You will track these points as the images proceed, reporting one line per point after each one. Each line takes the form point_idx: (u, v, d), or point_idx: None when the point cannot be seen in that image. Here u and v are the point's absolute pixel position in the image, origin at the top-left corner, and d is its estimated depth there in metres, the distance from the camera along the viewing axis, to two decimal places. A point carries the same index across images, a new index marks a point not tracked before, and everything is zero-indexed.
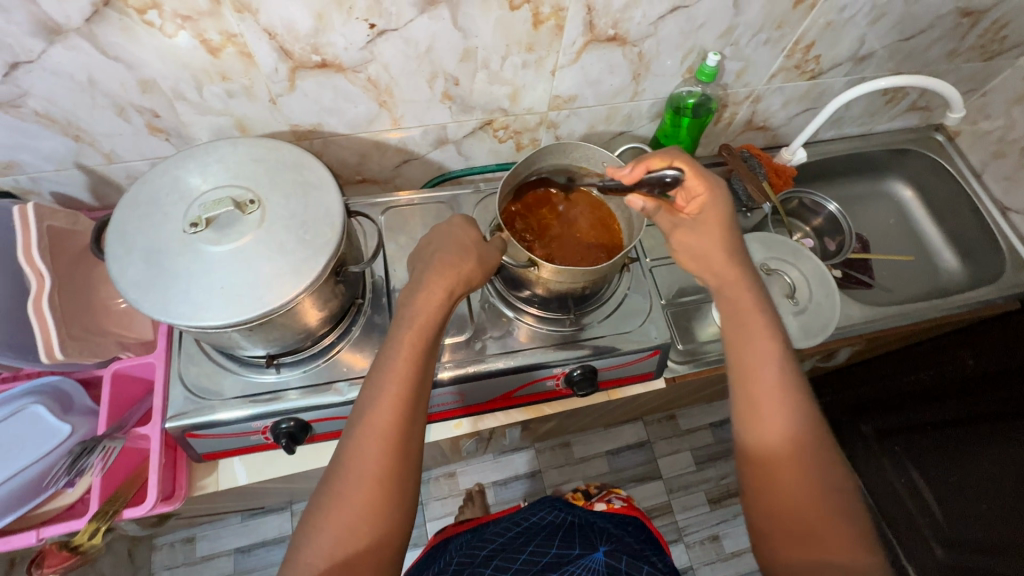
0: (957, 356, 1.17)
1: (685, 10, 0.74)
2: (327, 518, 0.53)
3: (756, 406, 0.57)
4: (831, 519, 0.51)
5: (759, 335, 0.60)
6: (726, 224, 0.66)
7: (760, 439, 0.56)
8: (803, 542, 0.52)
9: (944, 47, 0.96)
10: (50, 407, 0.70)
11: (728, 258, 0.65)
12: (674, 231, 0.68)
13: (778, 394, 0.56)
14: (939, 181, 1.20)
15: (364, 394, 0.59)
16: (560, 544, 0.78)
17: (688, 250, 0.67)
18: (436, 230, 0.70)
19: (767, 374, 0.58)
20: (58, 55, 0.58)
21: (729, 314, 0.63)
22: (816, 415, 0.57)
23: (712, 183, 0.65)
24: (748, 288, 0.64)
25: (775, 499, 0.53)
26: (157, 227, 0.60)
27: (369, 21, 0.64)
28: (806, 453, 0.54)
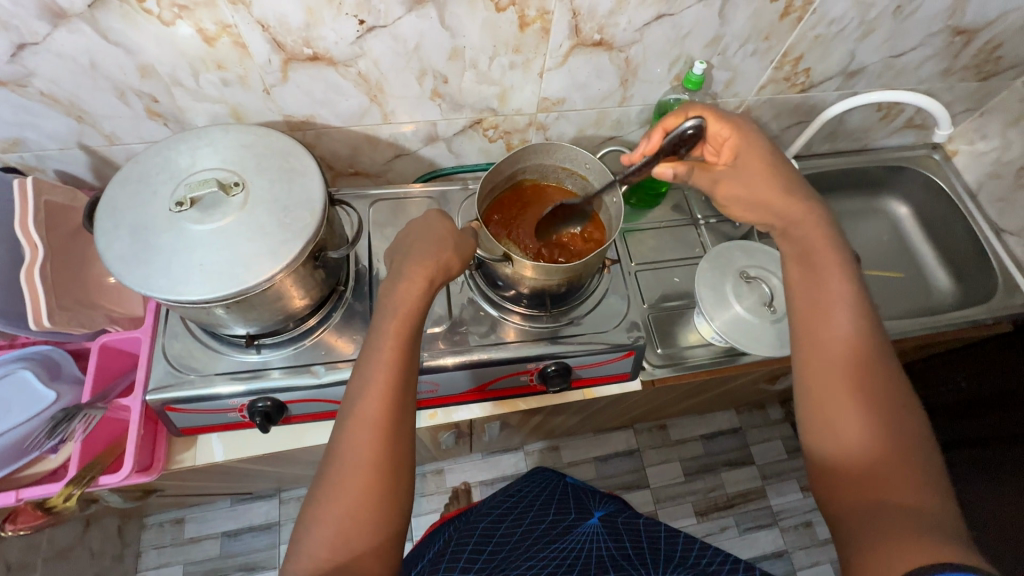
0: (950, 378, 1.16)
1: (670, 18, 0.76)
2: (326, 508, 0.55)
3: (820, 349, 0.58)
4: (897, 458, 0.50)
5: (832, 279, 0.61)
6: (773, 165, 0.66)
7: (823, 376, 0.56)
8: (859, 480, 0.50)
9: (937, 65, 0.96)
10: (38, 373, 0.74)
11: (793, 196, 0.65)
12: (716, 186, 0.69)
13: (840, 335, 0.57)
14: (935, 200, 1.20)
15: (349, 385, 0.61)
16: (557, 510, 0.84)
17: (740, 199, 0.69)
18: (410, 225, 0.71)
19: (838, 318, 0.58)
20: (62, 38, 0.62)
21: (800, 257, 0.64)
22: (879, 354, 0.56)
23: (737, 124, 0.67)
24: (820, 230, 0.64)
25: (837, 435, 0.53)
26: (145, 204, 0.63)
27: (358, 17, 0.66)
28: (866, 387, 0.54)
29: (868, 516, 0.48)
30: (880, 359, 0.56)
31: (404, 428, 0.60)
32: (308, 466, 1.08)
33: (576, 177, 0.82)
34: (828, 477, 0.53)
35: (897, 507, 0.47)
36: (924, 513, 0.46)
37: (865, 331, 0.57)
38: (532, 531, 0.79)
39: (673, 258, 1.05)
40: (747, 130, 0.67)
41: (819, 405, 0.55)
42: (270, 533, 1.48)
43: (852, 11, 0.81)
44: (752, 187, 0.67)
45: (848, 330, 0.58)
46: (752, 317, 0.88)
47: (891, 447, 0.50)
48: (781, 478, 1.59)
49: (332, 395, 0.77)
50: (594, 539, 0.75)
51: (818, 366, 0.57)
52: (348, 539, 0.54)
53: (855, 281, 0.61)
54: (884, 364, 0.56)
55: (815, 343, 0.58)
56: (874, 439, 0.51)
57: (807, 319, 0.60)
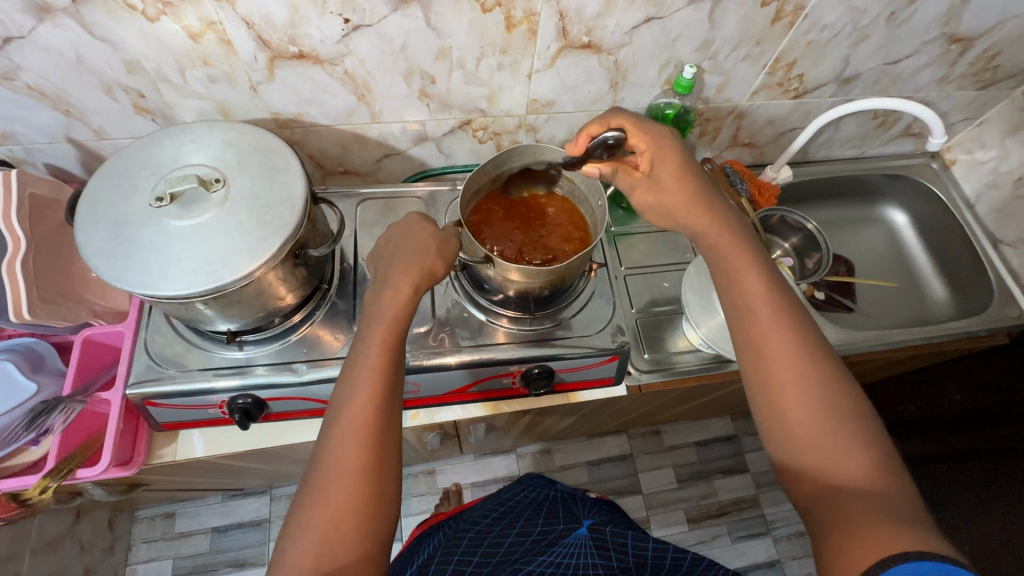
0: (944, 390, 1.12)
1: (658, 21, 0.75)
2: (312, 517, 0.54)
3: (758, 345, 0.57)
4: (851, 446, 0.50)
5: (746, 276, 0.60)
6: (685, 171, 0.65)
7: (767, 374, 0.55)
8: (819, 472, 0.50)
9: (934, 73, 0.95)
10: (19, 365, 0.74)
11: (702, 201, 0.65)
12: (633, 193, 0.68)
13: (780, 330, 0.56)
14: (932, 209, 1.18)
15: (335, 394, 0.60)
16: (545, 522, 0.78)
17: (653, 208, 0.68)
18: (393, 229, 0.71)
19: (763, 311, 0.58)
20: (47, 33, 0.62)
21: (714, 260, 0.64)
22: (817, 344, 0.56)
23: (654, 135, 0.65)
24: (727, 233, 0.64)
25: (790, 432, 0.53)
26: (126, 199, 0.63)
27: (343, 16, 0.66)
28: (814, 378, 0.54)
29: (832, 509, 0.48)
30: (812, 346, 0.56)
31: (390, 433, 0.59)
32: (295, 463, 1.08)
33: (563, 180, 0.82)
34: (791, 476, 0.53)
35: (857, 496, 0.47)
36: (887, 499, 0.46)
37: (794, 319, 0.58)
38: (517, 544, 0.72)
39: (663, 262, 1.04)
40: (667, 142, 0.65)
41: (769, 404, 0.55)
42: (261, 530, 1.48)
43: (845, 17, 0.80)
44: (666, 197, 0.66)
45: (777, 320, 0.57)
46: None
47: (843, 435, 0.50)
48: (775, 487, 1.57)
49: (313, 393, 0.77)
50: (578, 551, 0.68)
51: (760, 363, 0.56)
52: (332, 546, 0.53)
53: (769, 275, 0.61)
54: (818, 350, 0.56)
55: (752, 341, 0.57)
56: (825, 430, 0.51)
57: (742, 321, 0.59)
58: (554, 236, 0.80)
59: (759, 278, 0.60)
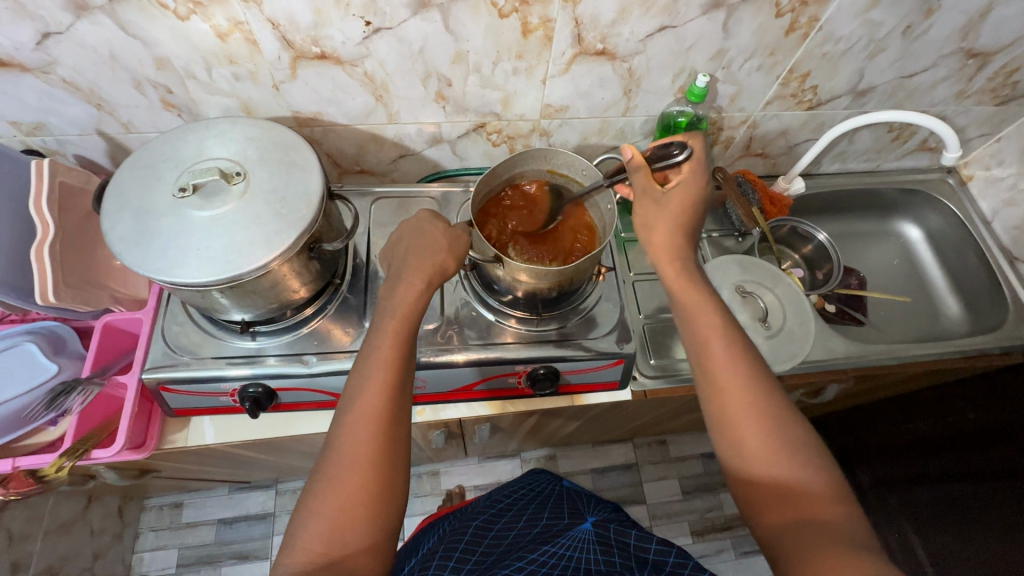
0: (957, 409, 1.10)
1: (672, 30, 0.76)
2: (324, 503, 0.55)
3: (717, 382, 0.58)
4: (801, 480, 0.52)
5: (700, 311, 0.62)
6: (690, 205, 0.66)
7: (723, 410, 0.56)
8: (784, 500, 0.51)
9: (951, 87, 0.95)
10: (42, 347, 0.77)
11: (674, 236, 0.65)
12: (638, 197, 0.67)
13: (733, 367, 0.58)
14: (948, 225, 1.17)
15: (348, 385, 0.62)
16: (550, 515, 0.78)
17: (641, 218, 0.67)
18: (407, 225, 0.72)
19: (721, 347, 0.59)
20: (84, 29, 0.65)
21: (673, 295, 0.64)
22: (767, 377, 0.58)
23: (695, 169, 0.66)
24: (687, 266, 0.65)
25: (747, 462, 0.54)
26: (151, 190, 0.66)
27: (365, 19, 0.68)
28: (766, 410, 0.55)
29: (790, 536, 0.49)
30: (762, 379, 0.57)
31: (401, 426, 0.61)
32: (302, 457, 1.10)
33: (573, 182, 0.83)
34: (747, 504, 0.54)
35: (818, 526, 0.49)
36: (843, 528, 0.48)
37: (748, 353, 0.59)
38: (522, 535, 0.73)
39: None
40: (698, 178, 0.66)
41: (729, 437, 0.56)
42: (265, 523, 1.49)
43: (861, 29, 0.81)
44: (661, 219, 0.65)
45: (732, 355, 0.59)
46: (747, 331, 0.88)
47: (799, 467, 0.52)
48: None
49: (322, 385, 0.79)
50: (582, 544, 0.68)
51: (713, 398, 0.58)
52: (341, 533, 0.54)
53: (724, 311, 0.62)
54: (771, 385, 0.57)
55: (708, 375, 0.59)
56: (777, 461, 0.53)
57: (698, 354, 0.60)
58: (568, 237, 0.81)
59: (715, 315, 0.61)
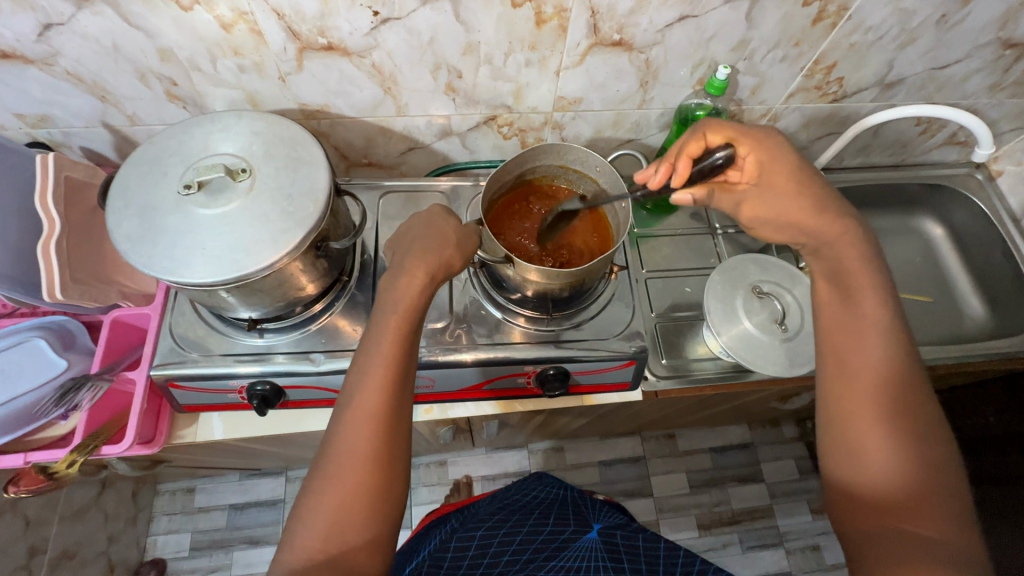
0: (978, 413, 1.10)
1: (693, 20, 0.73)
2: (322, 501, 0.55)
3: (853, 373, 0.58)
4: (908, 483, 0.51)
5: (864, 302, 0.60)
6: (798, 175, 0.64)
7: (846, 401, 0.57)
8: (878, 502, 0.52)
9: (984, 79, 0.91)
10: (51, 342, 0.76)
11: (828, 213, 0.64)
12: (740, 207, 0.69)
13: (876, 362, 0.57)
14: (974, 222, 1.13)
15: (347, 380, 0.61)
16: (556, 521, 0.77)
17: (764, 218, 0.67)
18: (415, 218, 0.71)
19: (871, 342, 0.58)
20: (86, 20, 0.63)
21: (833, 278, 0.63)
22: (909, 378, 0.56)
23: (756, 141, 0.65)
24: (853, 247, 0.63)
25: (856, 456, 0.54)
26: (156, 186, 0.65)
27: (373, 8, 0.66)
28: (893, 411, 0.54)
29: (883, 543, 0.49)
30: (905, 382, 0.56)
31: (400, 422, 0.60)
32: (310, 449, 1.10)
33: (587, 179, 0.81)
34: (839, 498, 0.55)
35: (912, 538, 0.48)
36: (941, 547, 0.47)
37: (904, 354, 0.57)
38: (526, 543, 0.72)
39: (686, 267, 1.01)
40: (767, 143, 0.65)
41: (840, 428, 0.56)
42: (275, 510, 1.52)
43: (892, 18, 0.77)
44: (778, 205, 0.65)
45: (879, 351, 0.57)
46: (761, 335, 0.84)
47: (910, 473, 0.51)
48: (791, 499, 1.55)
49: (330, 383, 0.78)
50: (588, 557, 0.67)
51: (842, 384, 0.58)
52: (340, 532, 0.54)
53: (891, 306, 0.60)
54: (909, 389, 0.55)
55: (844, 360, 0.59)
56: (889, 461, 0.52)
57: (839, 343, 0.60)
58: (579, 234, 0.80)
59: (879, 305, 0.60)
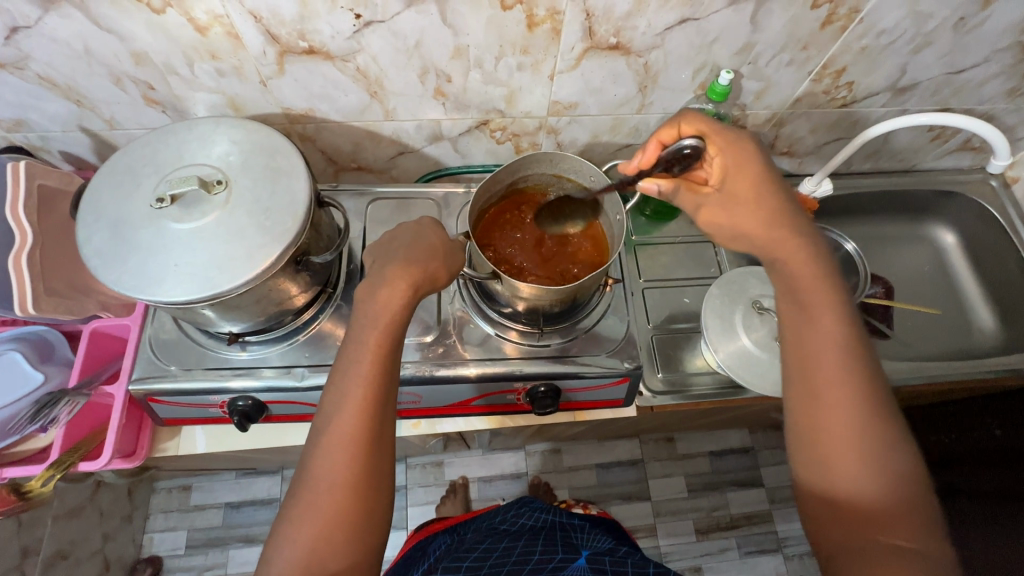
0: (981, 424, 1.05)
1: (693, 22, 0.69)
2: (300, 530, 0.53)
3: (818, 393, 0.53)
4: (888, 504, 0.49)
5: (822, 316, 0.55)
6: (761, 185, 0.59)
7: (816, 423, 0.52)
8: (858, 526, 0.49)
9: (1003, 83, 0.86)
10: (28, 355, 0.75)
11: (783, 226, 0.58)
12: (700, 210, 0.62)
13: (843, 381, 0.52)
14: (986, 230, 1.09)
15: (324, 400, 0.58)
16: (545, 547, 0.76)
17: (723, 226, 0.61)
18: (402, 227, 0.68)
19: (832, 358, 0.53)
20: (54, 22, 0.60)
21: (789, 291, 0.57)
22: (877, 394, 0.52)
23: (729, 138, 0.60)
24: (808, 262, 0.57)
25: (832, 479, 0.51)
26: (129, 198, 0.62)
27: (354, 11, 0.63)
28: (866, 430, 0.51)
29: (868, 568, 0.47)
30: (874, 398, 0.52)
31: (384, 442, 0.58)
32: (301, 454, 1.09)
33: (582, 189, 0.77)
34: (817, 523, 0.52)
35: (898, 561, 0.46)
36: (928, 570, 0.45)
37: (867, 368, 0.53)
38: (517, 569, 0.70)
39: (685, 277, 0.98)
40: (735, 144, 0.60)
41: (813, 452, 0.52)
42: (271, 508, 1.51)
43: (907, 21, 0.72)
44: (738, 215, 0.59)
45: (846, 368, 0.53)
46: (760, 352, 0.81)
47: (885, 491, 0.49)
48: (790, 504, 1.52)
49: (314, 399, 0.76)
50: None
51: (810, 408, 0.53)
52: (319, 559, 0.52)
53: (849, 318, 0.55)
54: (880, 405, 0.52)
55: (811, 382, 0.54)
56: (865, 482, 0.50)
57: (801, 360, 0.55)
58: (575, 244, 0.76)
59: (836, 320, 0.55)
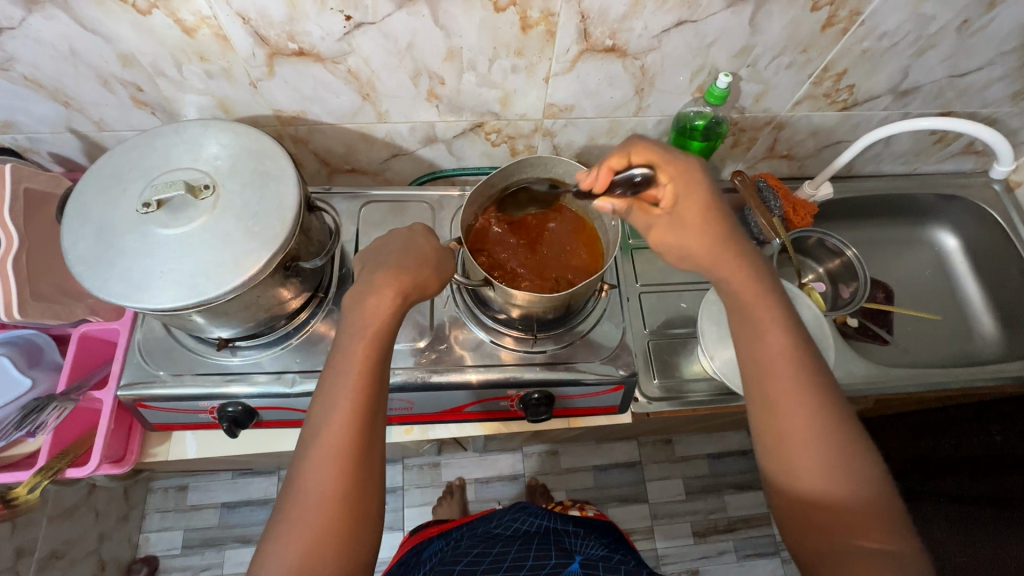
0: (984, 430, 1.02)
1: (691, 25, 0.68)
2: (289, 547, 0.51)
3: (772, 403, 0.53)
4: (862, 509, 0.47)
5: (768, 328, 0.56)
6: (706, 204, 0.60)
7: (775, 432, 0.52)
8: (833, 533, 0.48)
9: (1007, 87, 0.85)
10: (16, 360, 0.74)
11: (725, 244, 0.60)
12: (649, 232, 0.63)
13: (796, 390, 0.52)
14: (988, 234, 1.07)
15: (312, 413, 0.57)
16: (538, 552, 0.75)
17: (672, 246, 0.62)
18: (395, 233, 0.67)
19: (783, 368, 0.53)
20: (38, 24, 0.59)
21: (736, 307, 0.59)
22: (832, 401, 0.52)
23: (680, 168, 0.60)
24: (750, 277, 0.59)
25: (801, 488, 0.50)
26: (115, 203, 0.61)
27: (344, 13, 0.62)
28: (828, 436, 0.50)
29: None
30: (830, 404, 0.52)
31: (374, 453, 0.57)
32: None
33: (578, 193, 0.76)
34: (795, 536, 0.50)
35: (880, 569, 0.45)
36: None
37: (818, 375, 0.53)
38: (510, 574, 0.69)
39: (683, 281, 0.97)
40: (685, 172, 0.60)
41: (779, 462, 0.51)
42: (267, 509, 1.51)
43: (909, 23, 0.71)
44: (683, 236, 0.61)
45: (798, 377, 0.53)
46: None
47: (853, 494, 0.48)
48: None
49: (304, 405, 0.75)
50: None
51: (768, 418, 0.53)
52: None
53: (795, 329, 0.56)
54: (838, 411, 0.51)
55: (766, 394, 0.53)
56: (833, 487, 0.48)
57: (754, 371, 0.55)
58: (569, 249, 0.75)
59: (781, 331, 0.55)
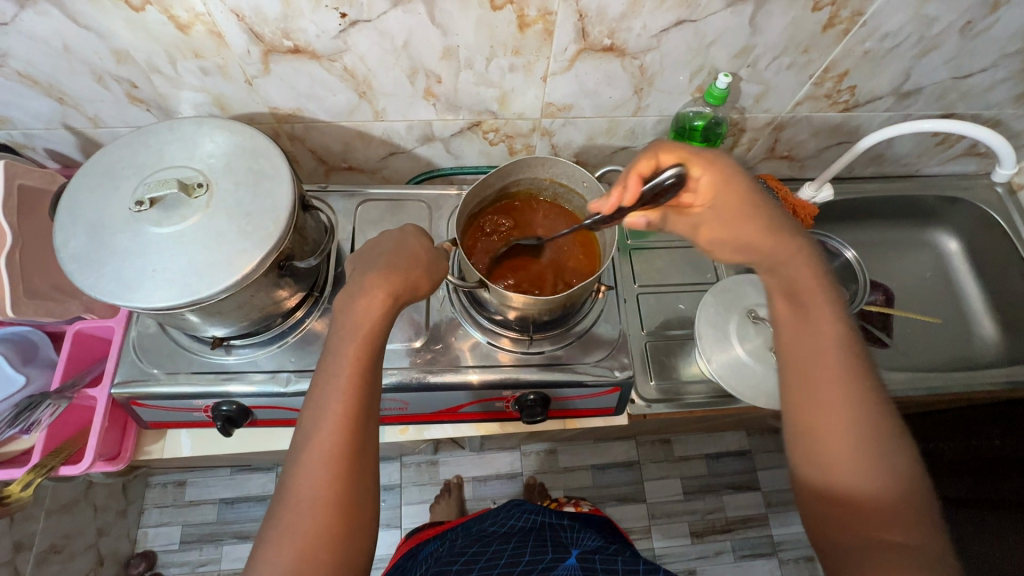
0: (982, 433, 1.01)
1: (690, 24, 0.67)
2: (280, 552, 0.51)
3: (812, 393, 0.52)
4: (893, 503, 0.47)
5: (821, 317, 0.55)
6: (749, 197, 0.60)
7: (813, 423, 0.51)
8: (861, 527, 0.47)
9: (1010, 90, 0.84)
10: (11, 357, 0.74)
11: (778, 232, 0.59)
12: (698, 231, 0.63)
13: (842, 379, 0.52)
14: (990, 237, 1.06)
15: (304, 415, 0.56)
16: (534, 550, 0.75)
17: (721, 240, 0.62)
18: (385, 235, 0.67)
19: (831, 358, 0.53)
20: (30, 20, 0.59)
21: (788, 294, 0.58)
22: (875, 393, 0.51)
23: (707, 162, 0.59)
24: (807, 265, 0.58)
25: (832, 481, 0.49)
26: (108, 201, 0.61)
27: (339, 10, 0.61)
28: (863, 430, 0.49)
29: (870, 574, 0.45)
30: (872, 397, 0.51)
31: (366, 454, 0.56)
32: None
33: (574, 194, 0.75)
34: (819, 531, 0.50)
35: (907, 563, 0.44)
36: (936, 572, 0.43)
37: (864, 367, 0.53)
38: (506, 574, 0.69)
39: (680, 282, 0.96)
40: (720, 163, 0.59)
41: (810, 455, 0.51)
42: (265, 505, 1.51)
43: (911, 24, 0.70)
44: (734, 228, 0.60)
45: (846, 366, 0.52)
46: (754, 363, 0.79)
47: (883, 487, 0.48)
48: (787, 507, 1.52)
49: (298, 404, 0.75)
50: None
51: (807, 407, 0.52)
52: None
53: (846, 320, 0.56)
54: (878, 404, 0.51)
55: (807, 381, 0.53)
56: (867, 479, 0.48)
57: (797, 360, 0.55)
58: (566, 250, 0.75)
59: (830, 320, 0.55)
